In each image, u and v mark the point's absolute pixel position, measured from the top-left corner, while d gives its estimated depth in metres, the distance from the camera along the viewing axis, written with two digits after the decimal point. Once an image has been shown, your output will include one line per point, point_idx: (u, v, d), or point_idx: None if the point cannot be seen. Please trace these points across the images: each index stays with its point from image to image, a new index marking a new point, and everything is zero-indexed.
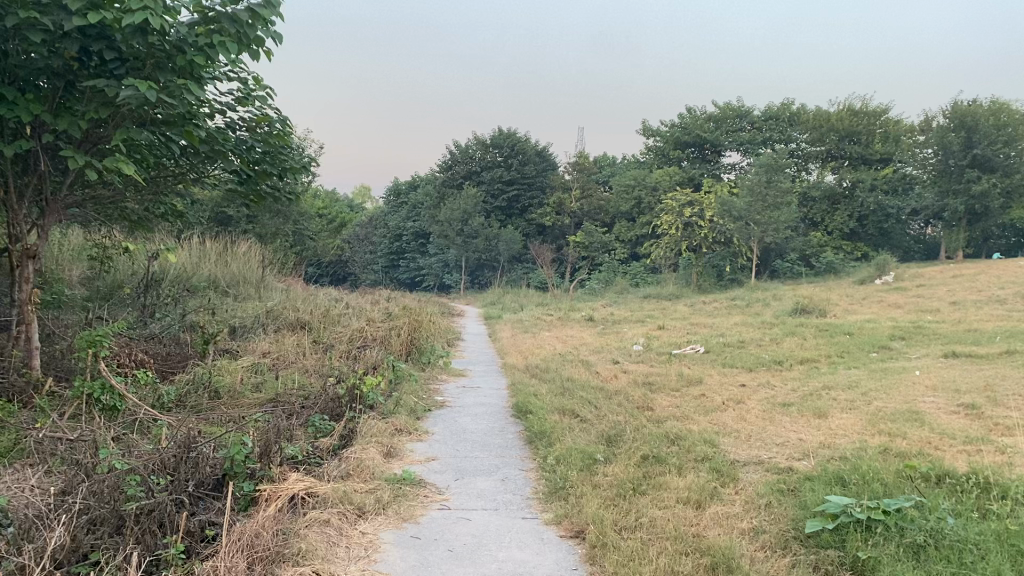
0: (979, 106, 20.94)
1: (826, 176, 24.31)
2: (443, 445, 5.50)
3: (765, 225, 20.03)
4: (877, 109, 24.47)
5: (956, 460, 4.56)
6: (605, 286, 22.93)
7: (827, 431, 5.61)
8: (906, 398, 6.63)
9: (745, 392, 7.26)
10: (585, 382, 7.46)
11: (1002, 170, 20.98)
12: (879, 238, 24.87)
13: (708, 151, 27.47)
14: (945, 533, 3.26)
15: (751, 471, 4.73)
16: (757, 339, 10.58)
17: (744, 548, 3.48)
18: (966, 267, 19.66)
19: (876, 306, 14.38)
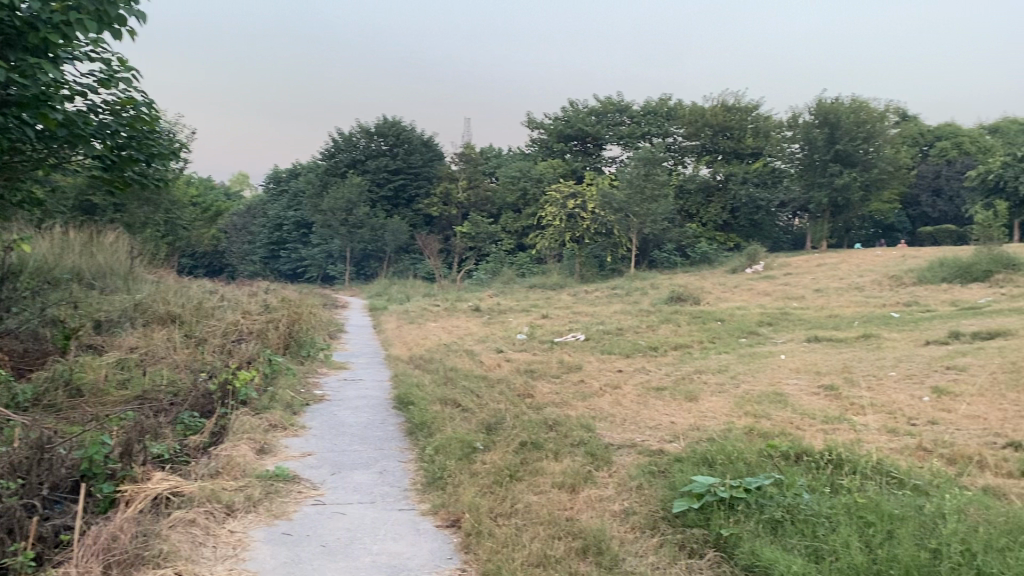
0: (841, 104, 22.13)
1: (701, 169, 25.16)
2: (321, 439, 5.39)
3: (644, 216, 20.72)
4: (748, 106, 25.48)
5: (814, 438, 4.80)
6: (492, 277, 22.98)
7: (698, 413, 5.81)
8: (771, 380, 6.95)
9: (622, 377, 7.43)
10: (467, 371, 7.46)
11: (862, 165, 22.31)
12: (750, 230, 25.94)
13: (590, 144, 27.96)
14: (800, 508, 3.41)
15: (625, 454, 4.84)
16: (635, 327, 10.84)
17: (615, 530, 3.56)
18: (830, 256, 20.76)
19: (746, 294, 14.99)
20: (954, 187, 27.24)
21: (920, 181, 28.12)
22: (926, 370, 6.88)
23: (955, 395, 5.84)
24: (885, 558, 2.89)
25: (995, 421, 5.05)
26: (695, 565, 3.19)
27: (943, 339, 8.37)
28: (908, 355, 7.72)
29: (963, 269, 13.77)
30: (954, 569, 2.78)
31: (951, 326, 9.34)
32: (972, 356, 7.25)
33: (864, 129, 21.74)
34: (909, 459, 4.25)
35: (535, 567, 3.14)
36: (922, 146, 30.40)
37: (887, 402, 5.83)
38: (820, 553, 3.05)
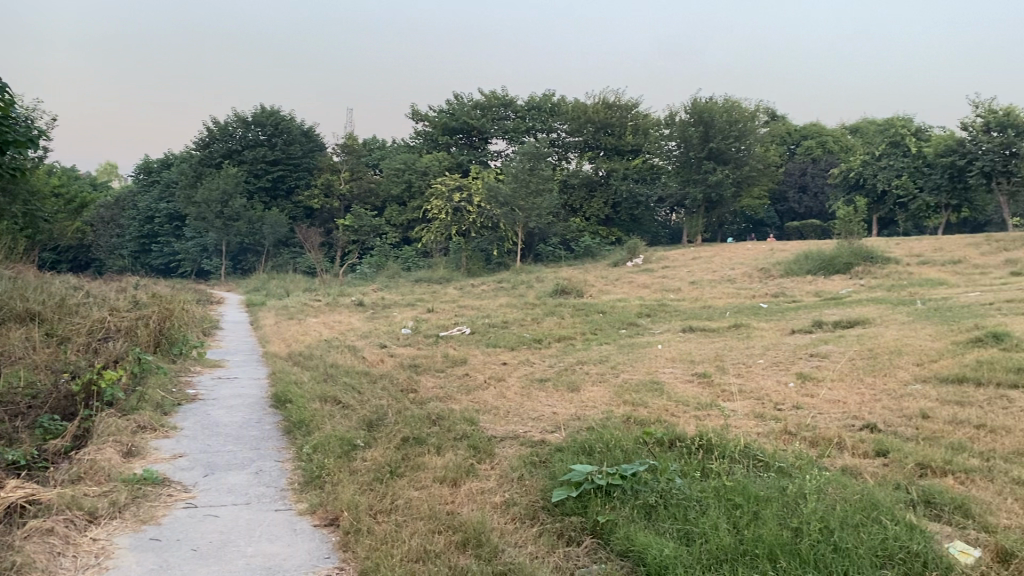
0: (716, 103, 22.94)
1: (584, 165, 25.54)
2: (192, 440, 5.18)
3: (529, 210, 20.96)
4: (628, 103, 26.10)
5: (688, 424, 4.96)
6: (377, 271, 22.66)
7: (578, 403, 5.90)
8: (649, 370, 7.15)
9: (506, 369, 7.48)
10: (349, 367, 7.33)
11: (734, 163, 23.32)
12: (631, 224, 26.59)
13: (475, 138, 27.99)
14: (672, 493, 3.52)
15: (506, 446, 4.87)
16: (519, 320, 10.93)
17: (496, 521, 3.57)
18: (705, 249, 21.54)
19: (627, 286, 15.35)
20: (818, 184, 28.77)
21: (788, 178, 29.53)
22: (792, 358, 7.22)
23: (817, 381, 6.16)
24: (751, 538, 3.01)
25: (853, 404, 5.35)
26: (572, 553, 3.24)
27: (807, 328, 8.82)
28: (776, 343, 8.09)
29: (826, 262, 14.54)
30: (814, 545, 2.91)
31: (814, 315, 9.84)
32: (833, 343, 7.67)
33: (737, 128, 22.70)
34: (775, 443, 4.45)
35: (414, 563, 3.12)
36: (789, 145, 31.87)
37: (756, 388, 6.09)
38: (690, 536, 3.15)
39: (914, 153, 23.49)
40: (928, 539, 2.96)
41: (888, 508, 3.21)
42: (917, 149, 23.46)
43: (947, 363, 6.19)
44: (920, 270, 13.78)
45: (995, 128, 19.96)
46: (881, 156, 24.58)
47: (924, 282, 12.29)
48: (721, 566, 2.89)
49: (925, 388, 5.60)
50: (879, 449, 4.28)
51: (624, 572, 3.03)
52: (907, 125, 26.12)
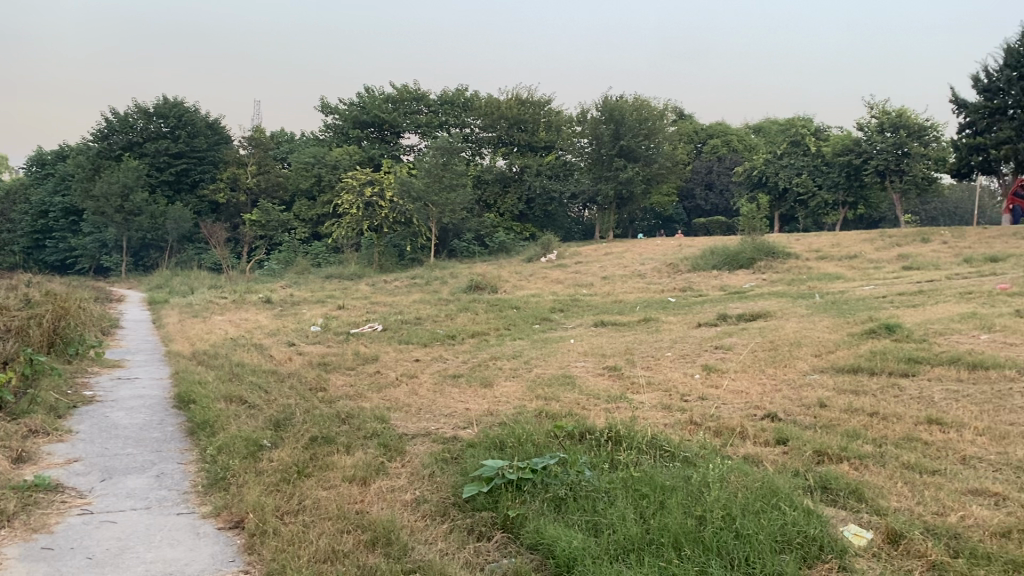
0: (626, 101, 23.31)
1: (497, 161, 25.54)
2: (89, 443, 4.96)
3: (442, 205, 20.87)
4: (540, 100, 26.27)
5: (598, 417, 5.02)
6: (286, 267, 22.14)
7: (490, 399, 5.90)
8: (561, 364, 7.21)
9: (419, 366, 7.43)
10: (255, 366, 7.15)
11: (643, 160, 23.76)
12: (544, 220, 26.77)
13: (387, 132, 27.64)
14: (582, 485, 3.56)
15: (418, 443, 4.83)
16: (432, 316, 10.87)
17: (406, 519, 3.53)
18: (617, 245, 21.84)
19: (541, 282, 15.44)
20: (724, 181, 29.60)
21: (695, 176, 30.23)
22: (698, 350, 7.41)
23: (722, 372, 6.32)
24: (657, 528, 3.07)
25: (755, 395, 5.52)
26: (483, 548, 3.24)
27: (713, 321, 9.06)
28: (683, 337, 8.27)
29: (730, 257, 14.97)
30: (717, 533, 2.99)
31: (720, 309, 10.11)
32: (737, 336, 7.89)
33: (646, 126, 23.19)
34: (681, 434, 4.54)
35: (322, 563, 3.06)
36: (696, 143, 32.60)
37: (663, 380, 6.22)
38: (599, 527, 3.19)
39: (814, 152, 24.41)
40: (824, 524, 3.07)
41: (786, 495, 3.32)
42: (817, 149, 24.39)
43: (843, 354, 6.45)
44: (819, 264, 14.32)
45: (888, 129, 20.94)
46: (783, 155, 25.42)
47: (822, 277, 12.78)
48: (628, 555, 2.93)
49: (822, 378, 5.82)
50: (780, 438, 4.42)
51: (535, 564, 3.04)
52: (807, 125, 27.11)
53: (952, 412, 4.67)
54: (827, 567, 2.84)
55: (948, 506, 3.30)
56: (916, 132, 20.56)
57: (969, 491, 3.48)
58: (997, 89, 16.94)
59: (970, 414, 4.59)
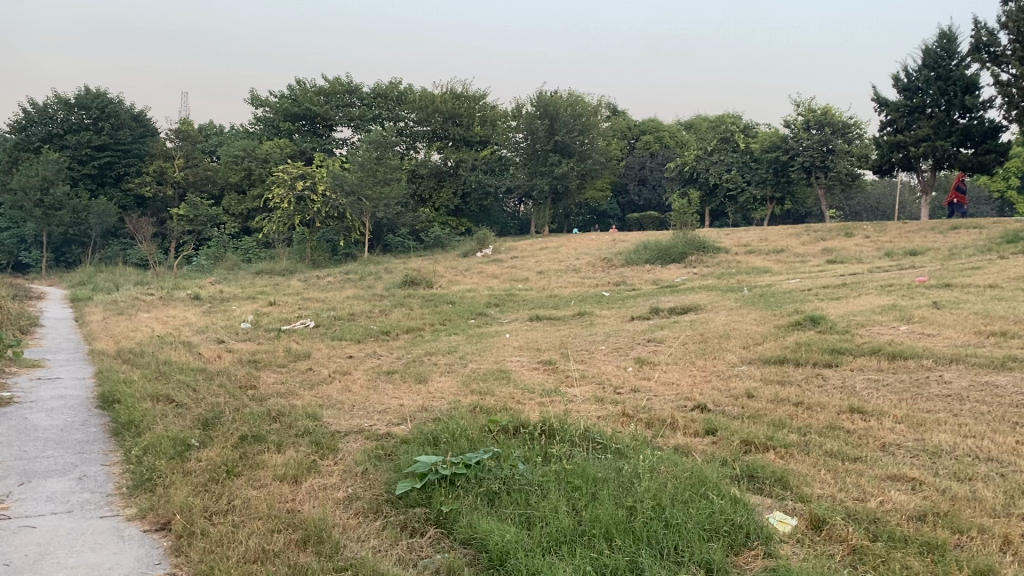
0: (560, 97, 23.46)
1: (432, 155, 25.37)
2: (6, 446, 4.78)
3: (376, 199, 20.70)
4: (475, 94, 26.18)
5: (532, 411, 5.05)
6: (215, 263, 21.65)
7: (425, 394, 5.88)
8: (496, 358, 7.23)
9: (352, 363, 7.36)
10: (182, 364, 6.98)
11: (577, 156, 23.99)
12: (480, 214, 26.76)
13: (319, 125, 27.19)
14: (515, 479, 3.58)
15: (351, 440, 4.78)
16: (366, 311, 10.77)
17: (337, 517, 3.50)
18: (552, 240, 21.97)
19: (476, 277, 15.42)
20: (656, 177, 30.06)
21: (628, 171, 30.57)
22: (631, 343, 7.51)
23: (654, 365, 6.42)
24: (590, 519, 3.10)
25: (685, 386, 5.63)
26: (416, 544, 3.23)
27: (645, 314, 9.19)
28: (616, 330, 8.38)
29: (663, 251, 15.19)
30: (647, 522, 3.04)
31: (652, 303, 10.26)
32: (669, 329, 8.02)
33: (580, 122, 23.46)
34: (613, 426, 4.60)
35: (251, 564, 3.01)
36: (630, 139, 32.93)
37: (597, 373, 6.28)
38: (531, 520, 3.21)
39: (743, 149, 24.96)
40: (750, 512, 3.15)
41: (714, 484, 3.39)
42: (745, 146, 24.97)
43: (770, 345, 6.61)
44: (748, 258, 14.64)
45: (814, 126, 21.54)
46: (713, 151, 25.89)
47: (750, 271, 13.08)
48: (560, 546, 2.96)
49: (750, 369, 5.96)
50: (709, 428, 4.51)
51: (468, 559, 3.04)
52: (736, 122, 27.69)
53: (873, 400, 4.83)
54: (753, 554, 2.91)
55: (867, 492, 3.42)
56: (840, 129, 21.28)
57: (888, 477, 3.60)
58: (916, 88, 17.60)
59: (890, 402, 4.75)
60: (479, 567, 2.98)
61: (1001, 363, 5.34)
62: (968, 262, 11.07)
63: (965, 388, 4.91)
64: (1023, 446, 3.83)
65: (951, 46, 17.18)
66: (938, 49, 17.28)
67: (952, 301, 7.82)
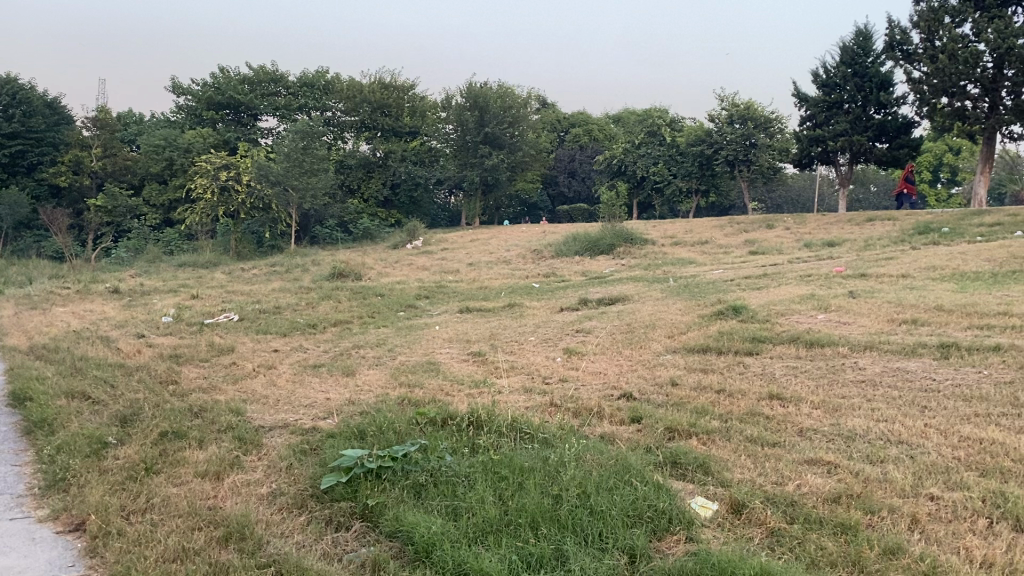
0: (490, 89, 23.48)
1: (361, 145, 25.03)
2: None
3: (302, 190, 20.33)
4: (404, 85, 25.91)
5: (461, 403, 5.05)
6: (135, 254, 21.02)
7: (353, 387, 5.81)
8: (426, 351, 7.19)
9: (277, 357, 7.23)
10: (100, 360, 6.75)
11: (508, 148, 24.13)
12: (410, 206, 26.52)
13: (243, 114, 26.51)
14: (441, 470, 3.56)
15: (276, 435, 4.70)
16: (292, 304, 10.57)
17: (261, 513, 3.43)
18: (482, 232, 21.97)
19: (406, 269, 15.32)
20: (586, 169, 30.31)
21: (558, 163, 30.73)
22: (560, 334, 7.57)
23: (582, 355, 6.48)
24: (516, 509, 3.11)
25: (613, 375, 5.71)
26: (341, 539, 3.19)
27: (574, 305, 9.28)
28: (545, 321, 8.43)
29: (592, 243, 15.32)
30: (572, 510, 3.07)
31: (581, 294, 10.34)
32: (597, 319, 8.10)
33: (510, 114, 23.58)
34: (541, 416, 4.63)
35: (170, 563, 2.94)
36: (559, 132, 33.03)
37: (526, 364, 6.31)
38: (458, 511, 3.21)
39: (669, 142, 25.39)
40: (672, 497, 3.21)
41: (638, 471, 3.44)
42: (672, 139, 25.40)
43: (694, 335, 6.74)
44: (674, 250, 14.88)
45: (737, 120, 22.01)
46: (640, 144, 26.20)
47: (676, 262, 13.30)
48: (487, 537, 2.97)
49: (675, 358, 6.07)
50: (634, 417, 4.57)
51: (394, 552, 3.03)
52: (662, 115, 28.05)
53: (791, 387, 4.97)
54: (674, 539, 2.98)
55: (785, 476, 3.52)
56: (762, 123, 21.74)
57: (805, 461, 3.71)
58: (834, 84, 18.00)
59: (807, 389, 4.90)
60: (405, 560, 2.96)
61: (911, 349, 5.55)
62: (883, 253, 11.47)
63: (877, 374, 5.10)
64: (931, 429, 3.99)
65: (867, 44, 17.73)
66: (854, 47, 17.79)
67: (868, 290, 8.09)
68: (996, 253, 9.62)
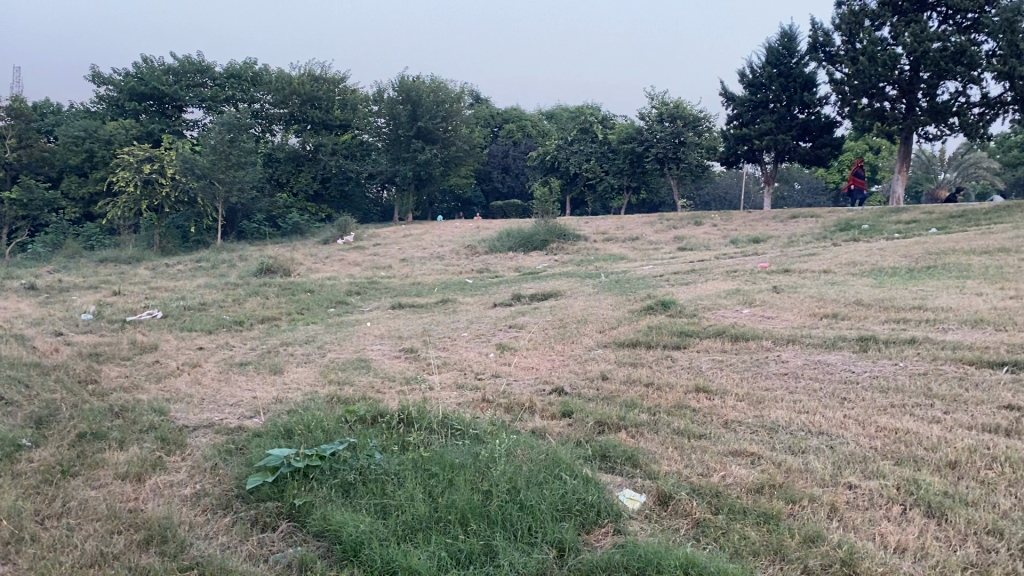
0: (422, 83, 23.39)
1: (290, 138, 24.52)
2: None
3: (229, 183, 19.86)
4: (335, 77, 25.53)
5: (390, 400, 5.01)
6: (53, 249, 20.32)
7: (281, 385, 5.72)
8: (356, 348, 7.11)
9: (203, 355, 7.06)
10: (13, 360, 6.48)
11: (441, 142, 24.03)
12: (340, 200, 26.21)
13: (167, 105, 25.76)
14: (370, 468, 3.52)
15: (200, 435, 4.58)
16: (219, 301, 10.33)
17: (185, 515, 3.35)
18: (416, 227, 21.84)
19: (337, 264, 15.13)
20: (519, 165, 30.36)
21: (492, 159, 30.71)
22: (493, 330, 7.57)
23: (515, 350, 6.49)
24: (445, 505, 3.09)
25: (544, 370, 5.73)
26: (267, 539, 3.14)
27: (507, 301, 9.29)
28: (477, 317, 8.42)
29: (525, 239, 15.36)
30: (502, 506, 3.07)
31: (513, 290, 10.37)
32: (529, 315, 8.12)
33: (443, 108, 23.59)
34: (473, 412, 4.63)
35: (87, 569, 2.84)
36: (493, 127, 33.00)
37: (458, 360, 6.29)
38: (387, 509, 3.18)
39: (601, 139, 25.64)
40: (601, 491, 3.24)
41: (568, 464, 3.46)
42: (604, 136, 25.63)
43: (624, 329, 6.82)
44: (606, 246, 15.04)
45: (667, 119, 22.34)
46: (573, 141, 26.36)
47: (607, 257, 13.45)
48: (416, 534, 2.95)
49: (606, 353, 6.13)
50: (566, 411, 4.60)
51: (322, 552, 2.99)
52: (594, 112, 28.23)
53: (717, 380, 5.08)
54: (602, 532, 3.01)
55: (711, 467, 3.59)
56: (691, 122, 22.14)
57: (730, 452, 3.79)
58: (760, 84, 18.34)
59: (732, 381, 5.01)
60: (333, 559, 2.93)
61: (832, 343, 5.71)
62: (806, 249, 11.79)
63: (798, 367, 5.24)
64: (849, 420, 4.12)
65: (792, 45, 18.13)
66: (779, 48, 18.17)
67: (790, 285, 8.31)
68: (912, 249, 9.98)
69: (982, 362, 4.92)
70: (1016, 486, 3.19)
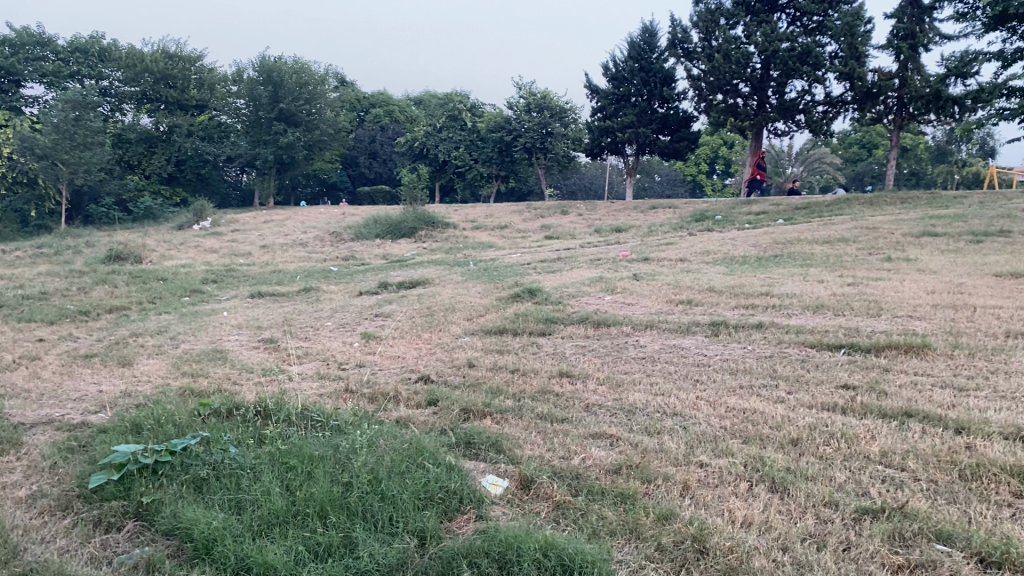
0: (284, 64, 22.69)
1: (141, 118, 23.23)
2: None
3: (74, 164, 18.58)
4: (192, 55, 24.28)
5: (248, 392, 4.83)
6: None
7: (129, 378, 5.42)
8: (212, 338, 6.82)
9: (43, 347, 6.58)
10: None
11: (304, 126, 23.42)
12: (197, 183, 25.16)
13: (3, 80, 23.86)
14: (224, 462, 3.38)
15: (38, 433, 4.27)
16: (61, 289, 9.68)
17: (18, 518, 3.12)
18: (277, 212, 21.20)
19: (193, 251, 14.47)
20: (387, 151, 29.95)
21: (358, 144, 30.14)
22: (358, 319, 7.43)
23: (380, 339, 6.40)
24: (304, 498, 3.00)
25: (411, 359, 5.69)
26: (112, 540, 2.97)
27: (373, 289, 9.15)
28: (342, 305, 8.26)
29: (392, 226, 15.18)
30: (362, 496, 3.02)
31: (379, 278, 10.23)
32: (396, 303, 8.05)
33: (306, 90, 22.93)
34: (335, 402, 4.53)
35: None
36: (359, 111, 32.34)
37: (321, 350, 6.15)
38: (240, 505, 3.07)
39: (471, 127, 25.61)
40: (463, 477, 3.24)
41: (431, 452, 3.44)
42: (472, 124, 25.64)
43: (491, 317, 6.84)
44: (473, 234, 15.07)
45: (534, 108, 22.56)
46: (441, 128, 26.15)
47: (475, 245, 13.47)
48: (272, 530, 2.87)
49: (472, 340, 6.14)
50: (431, 399, 4.57)
51: (170, 551, 2.86)
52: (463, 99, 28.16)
53: (579, 364, 5.18)
54: (465, 518, 3.02)
55: (571, 450, 3.65)
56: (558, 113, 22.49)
57: (590, 435, 3.88)
58: (622, 78, 18.83)
59: (593, 366, 5.13)
60: (183, 558, 2.81)
61: (686, 328, 5.93)
62: (664, 238, 12.20)
63: (656, 351, 5.42)
64: (702, 402, 4.28)
65: (653, 40, 18.69)
66: (641, 43, 18.68)
67: (650, 273, 8.57)
68: (761, 239, 10.51)
69: (822, 344, 5.23)
70: (850, 460, 3.41)
